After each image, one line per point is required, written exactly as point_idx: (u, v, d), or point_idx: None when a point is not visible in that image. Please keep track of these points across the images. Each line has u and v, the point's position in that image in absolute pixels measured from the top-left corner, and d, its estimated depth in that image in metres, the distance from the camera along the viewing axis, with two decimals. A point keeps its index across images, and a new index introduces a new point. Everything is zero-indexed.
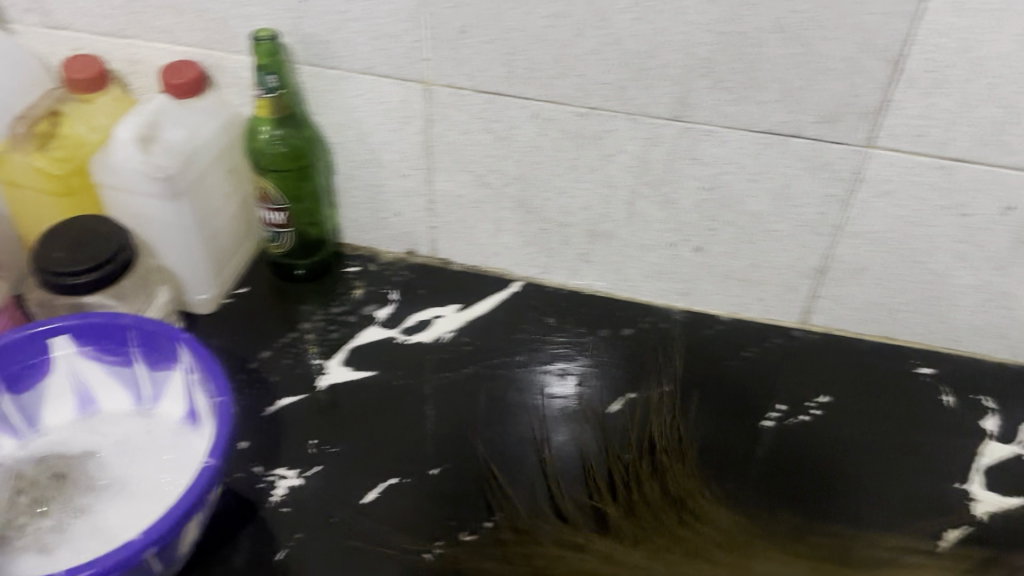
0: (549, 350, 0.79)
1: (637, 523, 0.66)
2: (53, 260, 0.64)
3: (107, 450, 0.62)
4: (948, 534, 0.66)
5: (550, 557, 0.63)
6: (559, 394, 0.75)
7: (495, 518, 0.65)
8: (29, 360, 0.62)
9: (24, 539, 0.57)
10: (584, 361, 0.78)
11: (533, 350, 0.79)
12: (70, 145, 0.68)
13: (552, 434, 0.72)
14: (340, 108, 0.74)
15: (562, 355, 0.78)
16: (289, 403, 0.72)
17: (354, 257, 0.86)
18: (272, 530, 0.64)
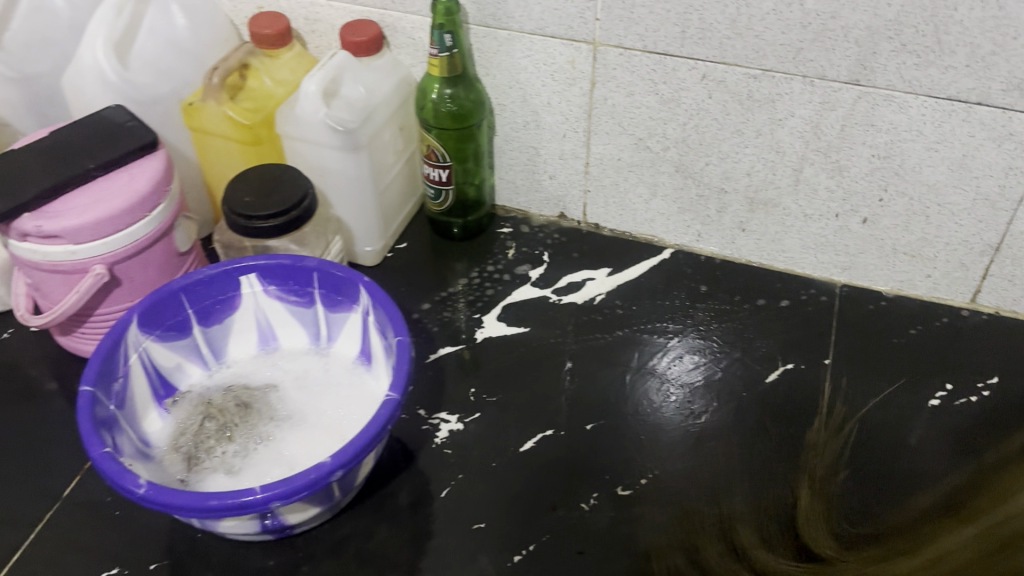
0: (704, 316, 0.78)
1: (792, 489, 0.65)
2: (242, 203, 0.68)
3: (287, 383, 0.67)
4: None
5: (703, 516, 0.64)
6: (714, 359, 0.75)
7: (650, 476, 0.66)
8: (221, 296, 0.67)
9: (212, 460, 0.61)
10: (739, 328, 0.77)
11: (689, 315, 0.78)
12: (258, 97, 0.73)
13: (706, 398, 0.72)
14: (508, 68, 0.75)
15: (717, 321, 0.78)
16: (448, 352, 0.75)
17: (507, 219, 0.87)
18: (433, 472, 0.66)
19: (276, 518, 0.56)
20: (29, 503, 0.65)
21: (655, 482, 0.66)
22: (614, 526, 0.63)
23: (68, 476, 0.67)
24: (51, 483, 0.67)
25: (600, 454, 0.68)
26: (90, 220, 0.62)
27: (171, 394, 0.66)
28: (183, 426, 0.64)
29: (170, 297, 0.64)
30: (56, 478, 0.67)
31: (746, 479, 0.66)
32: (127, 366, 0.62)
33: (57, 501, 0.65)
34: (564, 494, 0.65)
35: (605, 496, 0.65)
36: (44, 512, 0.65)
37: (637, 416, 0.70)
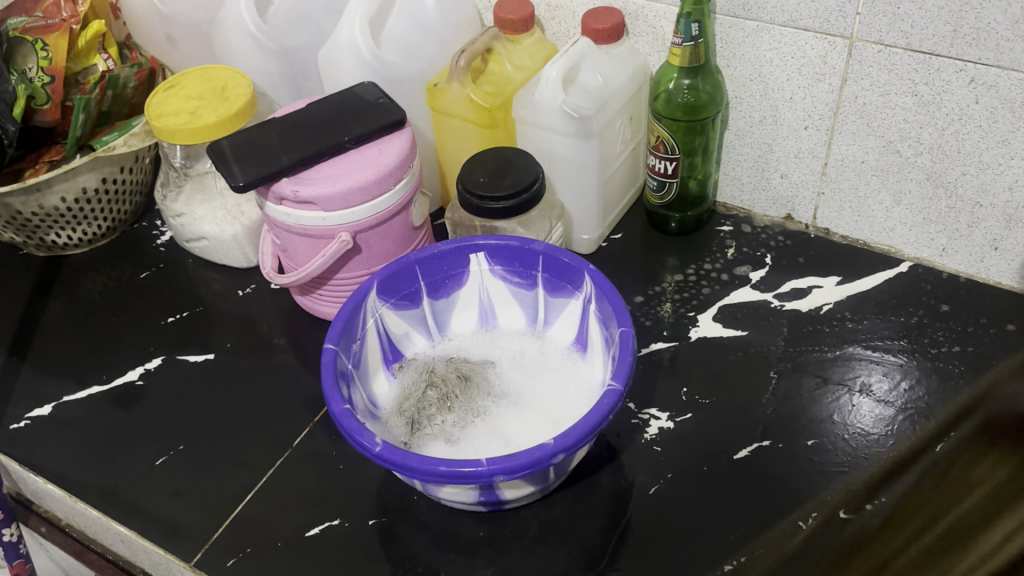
0: (861, 349, 0.72)
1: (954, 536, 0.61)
2: (476, 183, 0.70)
3: (504, 361, 0.68)
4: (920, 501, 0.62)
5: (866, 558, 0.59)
6: (875, 395, 0.69)
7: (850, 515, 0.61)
8: (450, 271, 0.70)
9: (433, 428, 0.63)
10: (909, 361, 0.71)
11: (844, 338, 0.73)
12: (498, 81, 0.76)
13: (864, 425, 0.67)
14: (751, 60, 0.73)
15: (873, 361, 0.71)
16: (663, 347, 0.73)
17: (727, 217, 0.84)
18: (639, 468, 0.65)
19: (493, 493, 0.58)
20: (263, 448, 0.70)
21: (880, 509, 0.62)
22: (832, 555, 0.59)
23: (299, 426, 0.72)
24: (283, 432, 0.71)
25: (817, 472, 0.64)
26: (342, 190, 0.66)
27: (397, 360, 0.70)
28: (407, 391, 0.67)
29: (406, 268, 0.68)
30: (288, 427, 0.72)
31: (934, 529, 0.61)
32: (362, 328, 0.66)
33: (289, 449, 0.70)
34: (780, 510, 0.62)
35: (826, 516, 0.61)
36: (276, 458, 0.69)
37: (852, 435, 0.66)
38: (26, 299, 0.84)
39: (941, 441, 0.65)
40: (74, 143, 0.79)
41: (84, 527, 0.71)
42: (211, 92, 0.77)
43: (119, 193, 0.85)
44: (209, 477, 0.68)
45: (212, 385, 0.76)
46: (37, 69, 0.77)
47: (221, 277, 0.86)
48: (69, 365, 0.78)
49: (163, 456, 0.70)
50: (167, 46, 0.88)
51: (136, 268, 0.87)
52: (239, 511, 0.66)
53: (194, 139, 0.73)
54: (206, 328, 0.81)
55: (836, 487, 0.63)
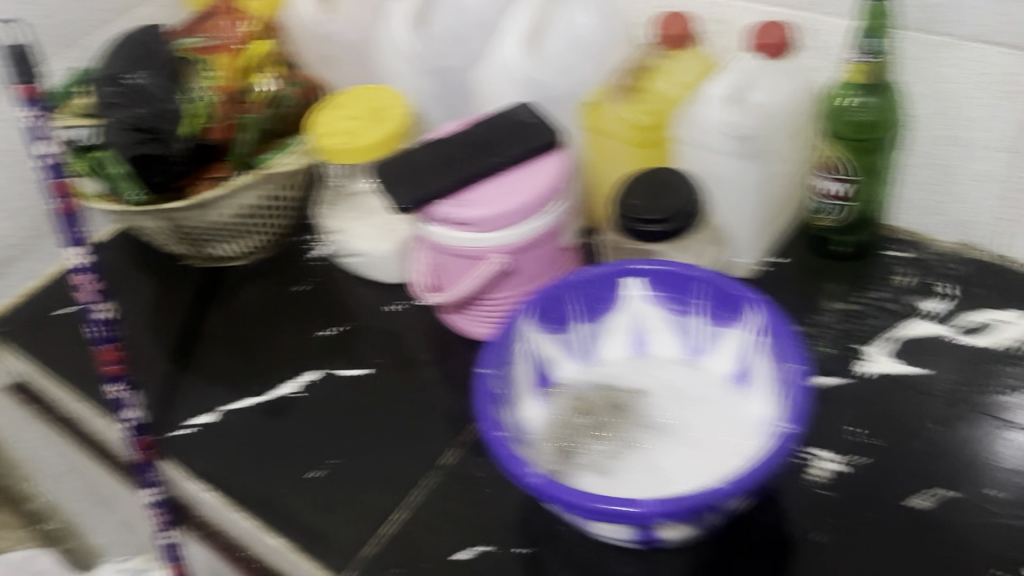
0: None
1: None
2: (632, 205, 0.68)
3: (657, 391, 0.66)
4: None
5: None
6: None
7: None
8: (604, 296, 0.68)
9: (585, 458, 0.61)
10: None
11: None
12: (654, 101, 0.72)
13: None
14: (935, 76, 0.68)
15: None
16: (829, 383, 0.69)
17: (899, 242, 0.78)
18: (799, 510, 0.62)
19: (649, 532, 0.55)
20: (411, 466, 0.70)
21: None
22: None
23: (447, 447, 0.71)
24: (430, 451, 0.71)
25: (1001, 528, 0.59)
26: (499, 212, 0.66)
27: (546, 386, 0.68)
28: (556, 419, 0.65)
29: (559, 292, 0.67)
30: (435, 447, 0.72)
31: None
32: (515, 353, 0.65)
33: (437, 469, 0.70)
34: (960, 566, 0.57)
35: None
36: (425, 478, 0.69)
37: None
38: (189, 309, 0.88)
39: None
40: (239, 160, 0.81)
41: (238, 535, 0.73)
42: (369, 112, 0.78)
43: (277, 209, 0.87)
44: (359, 493, 0.69)
45: (361, 400, 0.77)
46: (207, 88, 0.80)
47: (370, 293, 0.87)
48: (228, 375, 0.81)
49: (317, 470, 0.71)
50: (325, 65, 0.90)
51: (292, 282, 0.89)
52: (389, 530, 0.66)
53: (351, 159, 0.75)
54: (356, 343, 0.82)
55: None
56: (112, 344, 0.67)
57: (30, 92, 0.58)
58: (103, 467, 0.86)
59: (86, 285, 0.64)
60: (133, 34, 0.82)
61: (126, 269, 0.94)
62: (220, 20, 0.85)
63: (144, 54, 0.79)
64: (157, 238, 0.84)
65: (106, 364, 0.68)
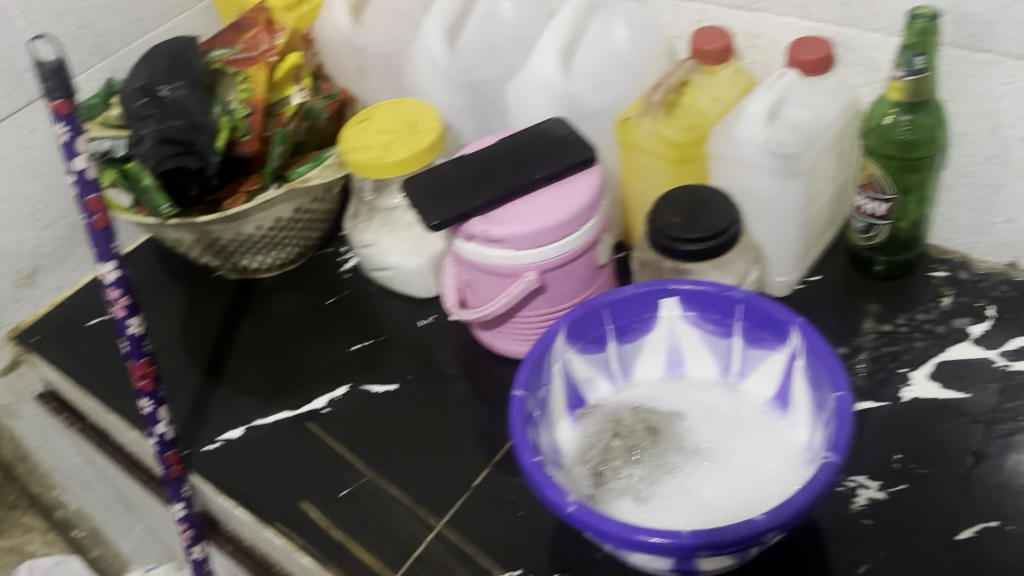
0: None
1: None
2: (669, 224, 0.66)
3: (694, 415, 0.64)
4: None
5: None
6: None
7: None
8: (639, 316, 0.67)
9: (620, 483, 0.60)
10: None
11: None
12: (692, 116, 0.71)
13: None
14: (980, 95, 0.66)
15: None
16: (871, 407, 0.67)
17: (941, 261, 0.76)
18: (843, 540, 0.60)
19: (689, 562, 0.54)
20: (442, 486, 0.70)
21: None
22: None
23: (478, 466, 0.71)
24: (461, 471, 0.70)
25: None
26: (532, 230, 0.65)
27: (580, 406, 0.67)
28: (591, 442, 0.64)
29: (594, 312, 0.65)
30: (466, 466, 0.71)
31: None
32: (548, 374, 0.64)
33: (469, 489, 0.69)
34: None
35: None
36: (456, 498, 0.68)
37: None
38: (220, 320, 0.88)
39: None
40: (272, 173, 0.81)
41: (268, 552, 0.72)
42: (403, 126, 0.77)
43: (309, 222, 0.87)
44: (389, 513, 0.68)
45: (393, 416, 0.76)
46: (237, 101, 0.81)
47: (401, 306, 0.86)
48: (259, 388, 0.80)
49: (347, 487, 0.71)
50: (358, 77, 0.90)
51: (323, 294, 0.89)
52: (420, 551, 0.65)
53: (388, 173, 0.74)
54: (387, 357, 0.81)
55: None
56: (143, 360, 0.67)
57: (63, 108, 0.57)
58: (133, 479, 0.87)
59: (119, 300, 0.64)
60: (172, 44, 0.82)
61: (159, 279, 0.94)
62: (252, 31, 0.84)
63: (178, 64, 0.79)
64: (190, 250, 0.84)
65: (138, 379, 0.67)
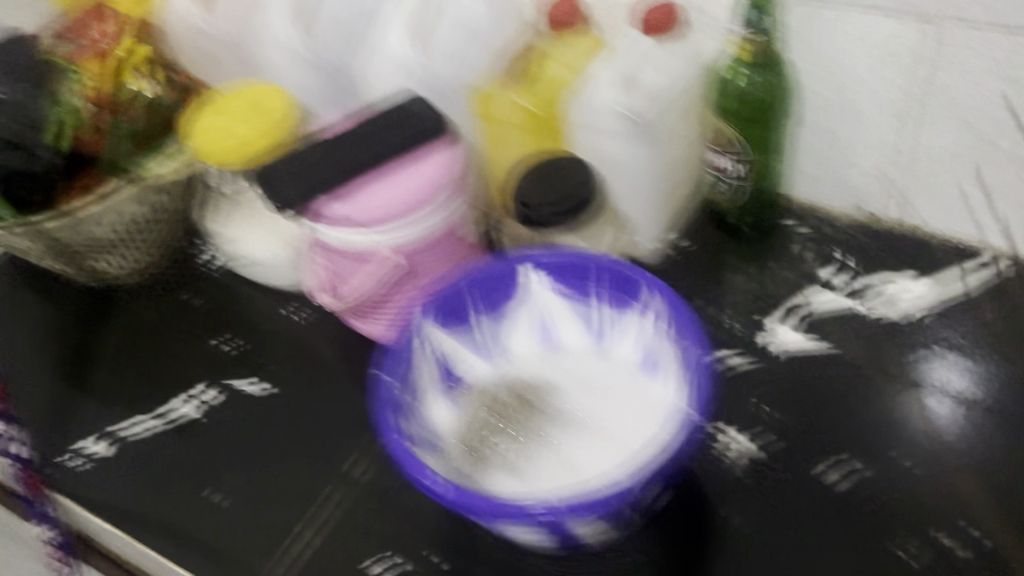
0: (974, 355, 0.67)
1: None
2: (525, 191, 0.66)
3: (567, 381, 0.65)
4: None
5: None
6: (981, 396, 0.65)
7: (951, 530, 0.57)
8: (503, 288, 0.68)
9: (497, 457, 0.60)
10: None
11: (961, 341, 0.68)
12: (550, 86, 0.73)
13: (973, 434, 0.63)
14: (823, 50, 0.67)
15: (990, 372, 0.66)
16: (739, 363, 0.69)
17: (803, 217, 0.79)
18: (718, 491, 0.61)
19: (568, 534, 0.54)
20: (325, 483, 0.68)
21: (984, 529, 0.57)
22: None
23: (361, 459, 0.69)
24: (344, 466, 0.69)
25: (915, 493, 0.60)
26: (392, 207, 0.63)
27: (455, 383, 0.66)
28: (464, 418, 0.63)
29: (456, 288, 0.66)
30: (349, 460, 0.69)
31: None
32: (415, 353, 0.64)
33: (353, 485, 0.68)
34: (868, 530, 0.58)
35: (921, 542, 0.57)
36: (340, 495, 0.67)
37: (958, 449, 0.62)
38: (82, 330, 0.83)
39: None
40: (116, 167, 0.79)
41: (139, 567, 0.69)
42: (255, 110, 0.74)
43: (170, 220, 0.83)
44: (271, 515, 0.66)
45: (268, 413, 0.74)
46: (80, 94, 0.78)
47: (274, 300, 0.83)
48: (129, 398, 0.77)
49: (225, 493, 0.68)
50: (210, 64, 0.86)
51: (191, 294, 0.85)
52: (306, 552, 0.64)
53: (228, 162, 0.72)
54: (259, 354, 0.79)
55: (940, 504, 0.59)
56: None
57: None
58: None
59: None
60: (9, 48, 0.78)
61: (13, 292, 0.88)
62: (96, 24, 0.82)
63: (24, 72, 0.76)
64: (41, 257, 0.79)
65: None
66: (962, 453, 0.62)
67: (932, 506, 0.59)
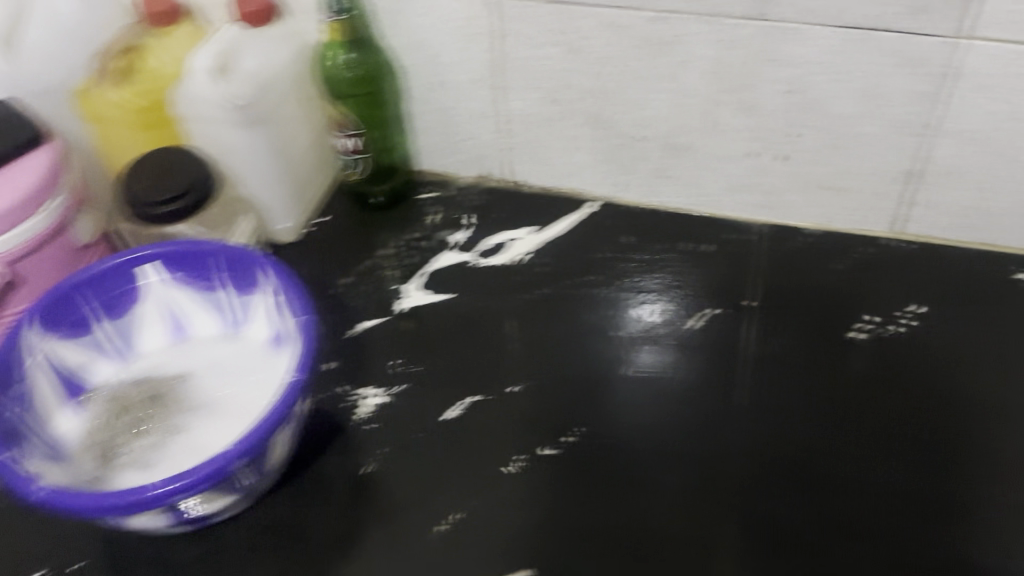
0: (594, 285, 0.76)
1: (688, 440, 0.64)
2: (138, 189, 0.66)
3: (199, 372, 0.65)
4: (655, 416, 0.65)
5: (600, 471, 0.62)
6: (643, 321, 0.72)
7: (573, 436, 0.64)
8: (122, 289, 0.66)
9: (127, 457, 0.60)
10: (641, 282, 0.76)
11: (587, 272, 0.77)
12: (150, 78, 0.71)
13: (620, 352, 0.70)
14: (406, 27, 0.73)
15: (611, 295, 0.75)
16: (370, 325, 0.73)
17: (428, 184, 0.85)
18: (356, 445, 0.65)
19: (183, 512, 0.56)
20: None
21: (598, 431, 0.65)
22: (554, 484, 0.62)
23: None
24: None
25: (540, 410, 0.66)
26: None
27: (82, 392, 0.65)
28: (95, 423, 0.62)
29: (65, 296, 0.63)
30: None
31: (667, 433, 0.64)
32: (28, 371, 0.61)
33: None
34: (488, 454, 0.64)
35: (532, 453, 0.64)
36: None
37: (581, 367, 0.69)
38: None
39: (666, 346, 0.70)
40: None
41: None
42: None
43: None
44: None
45: None
46: None
47: None
48: None
49: None
50: None
51: None
52: None
53: None
54: None
55: (563, 417, 0.66)
56: None
57: None
58: None
59: None
60: None
61: None
62: None
63: None
64: None
65: None
66: (581, 371, 0.69)
67: (556, 420, 0.66)
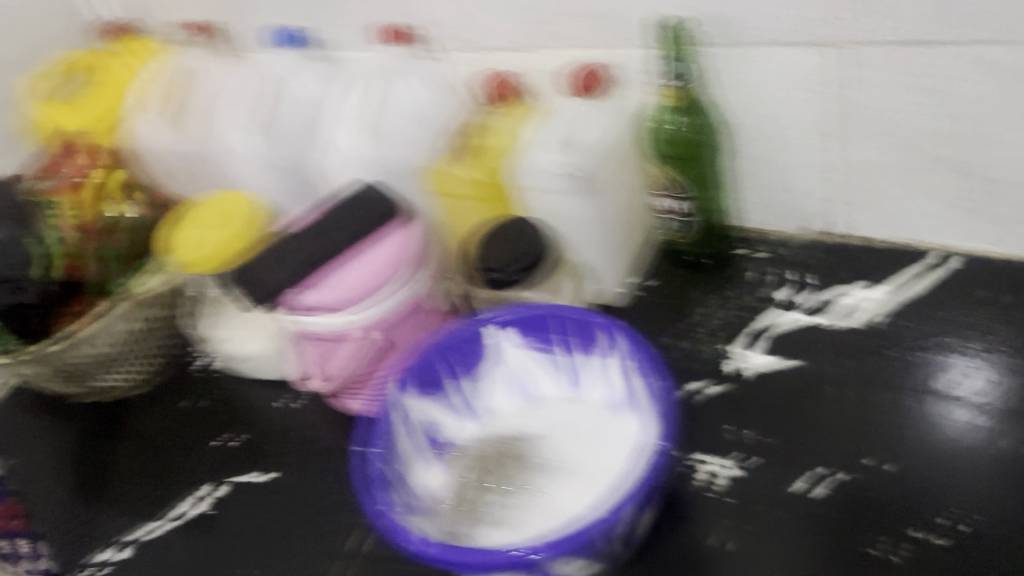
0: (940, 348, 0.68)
1: None
2: (486, 255, 0.68)
3: (546, 434, 0.67)
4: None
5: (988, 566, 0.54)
6: (972, 394, 0.64)
7: (947, 518, 0.57)
8: (475, 352, 0.70)
9: (488, 513, 0.61)
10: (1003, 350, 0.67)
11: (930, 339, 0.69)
12: (495, 156, 0.74)
13: (949, 414, 0.64)
14: (745, 85, 0.70)
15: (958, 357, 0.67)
16: (711, 392, 0.71)
17: (760, 243, 0.81)
18: (705, 516, 0.62)
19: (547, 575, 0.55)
20: (320, 560, 0.69)
21: (977, 519, 0.57)
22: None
23: (353, 532, 0.70)
24: (336, 540, 0.70)
25: (913, 492, 0.59)
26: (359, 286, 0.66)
27: (442, 450, 0.68)
28: (455, 481, 0.65)
29: (430, 358, 0.68)
30: (341, 534, 0.70)
31: None
32: (396, 423, 0.65)
33: (346, 559, 0.69)
34: (850, 534, 0.58)
35: (900, 538, 0.57)
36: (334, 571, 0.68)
37: (932, 441, 0.62)
38: (85, 443, 0.85)
39: None
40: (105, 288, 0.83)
41: None
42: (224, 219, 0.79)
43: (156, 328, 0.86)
44: None
45: (264, 502, 0.75)
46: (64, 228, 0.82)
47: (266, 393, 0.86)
48: (131, 501, 0.79)
49: None
50: (185, 179, 0.91)
51: (182, 396, 0.87)
52: None
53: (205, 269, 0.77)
54: (255, 444, 0.80)
55: (930, 499, 0.59)
56: None
57: None
58: None
59: None
60: None
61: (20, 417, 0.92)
62: (70, 159, 0.86)
63: None
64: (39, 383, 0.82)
65: None
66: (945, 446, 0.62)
67: (925, 501, 0.59)
